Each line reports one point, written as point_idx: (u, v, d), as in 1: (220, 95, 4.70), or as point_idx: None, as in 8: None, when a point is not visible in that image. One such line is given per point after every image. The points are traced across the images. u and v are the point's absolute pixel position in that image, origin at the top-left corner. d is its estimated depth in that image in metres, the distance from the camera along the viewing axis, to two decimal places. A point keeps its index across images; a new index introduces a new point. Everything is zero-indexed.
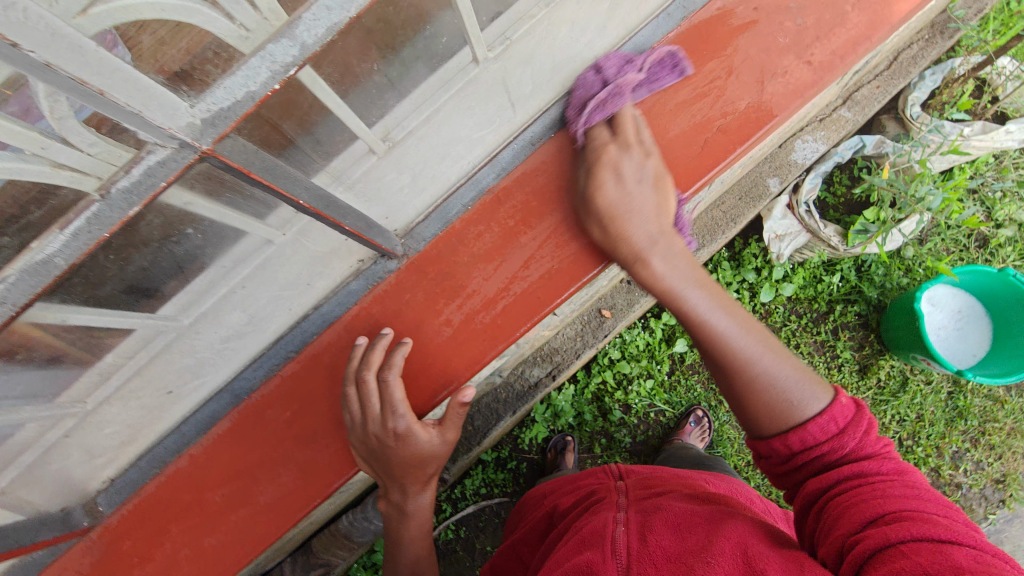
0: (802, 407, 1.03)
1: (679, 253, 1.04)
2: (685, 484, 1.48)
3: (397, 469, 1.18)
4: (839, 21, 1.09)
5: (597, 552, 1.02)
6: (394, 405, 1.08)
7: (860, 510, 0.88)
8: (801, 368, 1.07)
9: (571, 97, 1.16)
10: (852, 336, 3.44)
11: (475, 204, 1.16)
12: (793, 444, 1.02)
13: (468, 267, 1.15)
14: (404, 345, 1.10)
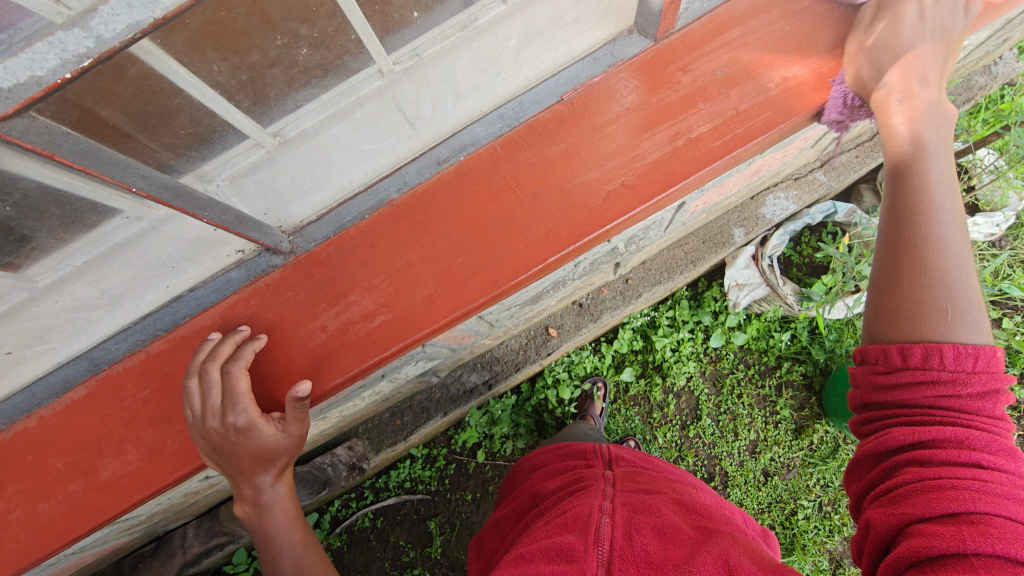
0: (956, 327, 0.98)
1: (936, 136, 1.08)
2: (674, 482, 1.57)
3: (243, 460, 1.20)
4: (761, 97, 1.09)
5: (579, 538, 1.16)
6: (235, 399, 1.07)
7: (940, 497, 0.81)
8: (979, 305, 1.02)
9: (485, 123, 1.15)
10: (794, 395, 3.42)
11: (371, 214, 1.13)
12: (911, 359, 0.96)
13: (354, 275, 1.13)
14: (258, 340, 1.09)
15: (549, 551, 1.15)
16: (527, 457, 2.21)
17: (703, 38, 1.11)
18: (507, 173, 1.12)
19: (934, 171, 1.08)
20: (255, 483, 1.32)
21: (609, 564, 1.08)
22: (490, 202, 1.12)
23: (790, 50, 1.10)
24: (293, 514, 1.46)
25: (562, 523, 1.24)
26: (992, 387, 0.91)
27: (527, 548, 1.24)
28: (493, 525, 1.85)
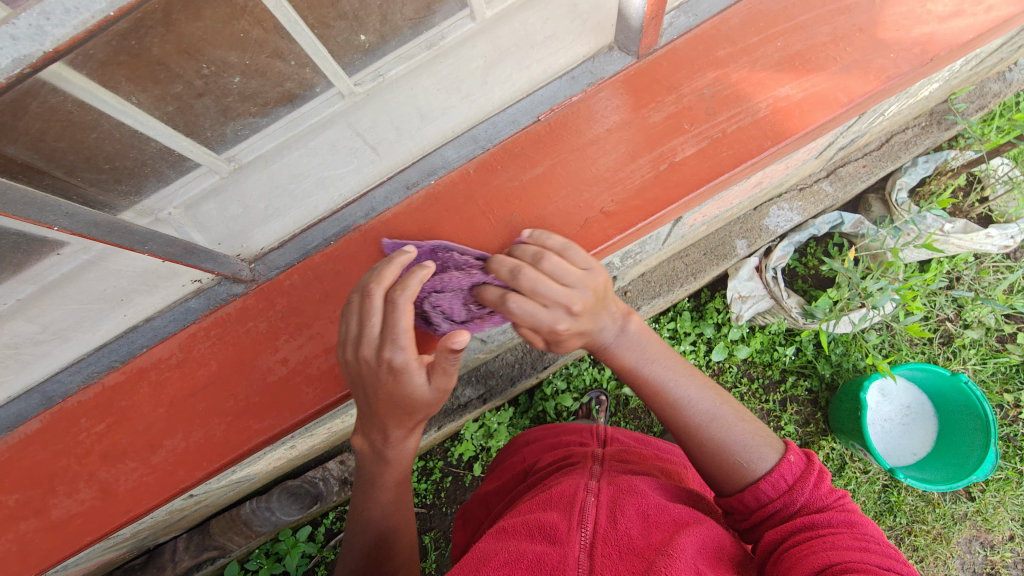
0: (748, 468, 1.02)
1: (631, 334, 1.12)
2: (666, 460, 1.47)
3: (386, 408, 1.02)
4: (752, 119, 1.01)
5: (563, 518, 1.05)
6: (396, 334, 0.92)
7: (808, 561, 0.85)
8: (751, 432, 1.07)
9: (456, 145, 1.08)
10: (798, 410, 3.39)
11: (336, 240, 1.07)
12: (750, 502, 1.00)
13: (317, 306, 1.07)
14: (426, 270, 0.92)
15: (529, 528, 1.04)
16: (525, 431, 2.09)
17: (689, 56, 1.04)
18: (481, 198, 1.06)
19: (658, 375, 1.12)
20: (385, 434, 1.11)
21: (592, 547, 0.97)
22: (461, 230, 1.05)
23: (782, 68, 1.01)
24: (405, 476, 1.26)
25: (543, 501, 1.15)
26: (807, 487, 0.96)
27: (506, 522, 1.13)
28: (481, 497, 1.77)
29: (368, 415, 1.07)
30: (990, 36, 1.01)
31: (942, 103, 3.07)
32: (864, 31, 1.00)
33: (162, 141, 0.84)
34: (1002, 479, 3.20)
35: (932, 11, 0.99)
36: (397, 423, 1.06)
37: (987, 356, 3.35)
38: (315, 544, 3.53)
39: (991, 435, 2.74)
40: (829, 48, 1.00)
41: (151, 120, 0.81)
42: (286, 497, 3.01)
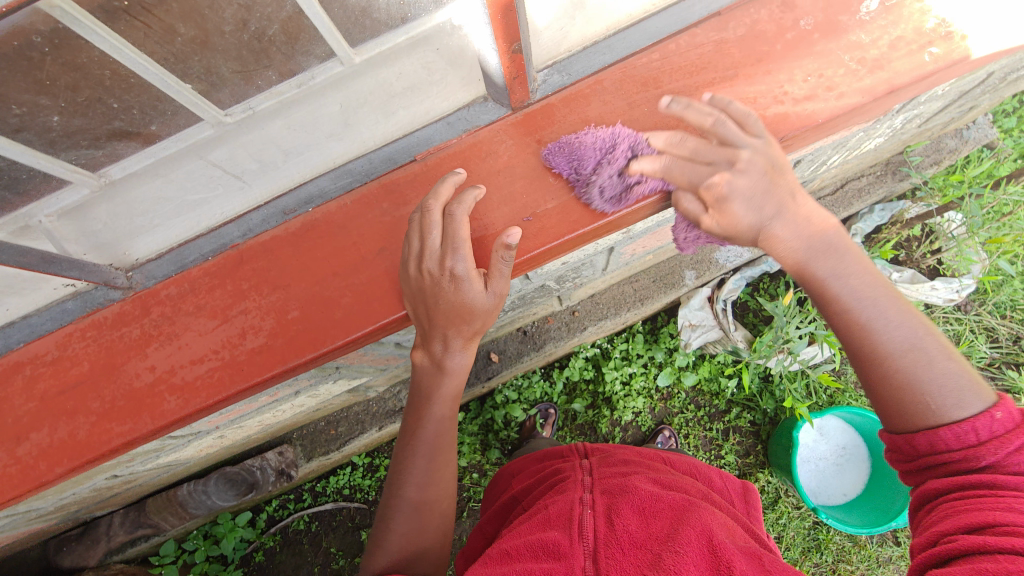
0: (942, 412, 1.00)
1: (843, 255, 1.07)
2: (645, 459, 1.63)
3: (443, 318, 1.11)
4: (610, 180, 1.06)
5: (564, 534, 1.14)
6: (456, 243, 1.01)
7: (969, 519, 0.87)
8: (958, 372, 1.02)
9: (334, 176, 1.11)
10: (740, 441, 3.51)
11: (212, 257, 1.12)
12: (921, 446, 1.01)
13: (189, 317, 1.11)
14: (478, 189, 1.05)
15: (533, 549, 1.12)
16: (505, 466, 2.18)
17: (563, 112, 1.09)
18: (353, 228, 1.10)
19: (843, 285, 1.07)
20: (445, 341, 1.20)
21: (596, 555, 1.08)
22: (332, 257, 1.10)
23: (645, 134, 1.06)
24: (454, 394, 1.40)
25: (542, 522, 1.22)
26: (1000, 446, 0.93)
27: (507, 546, 1.19)
28: (477, 530, 1.82)
29: (425, 329, 1.16)
30: (845, 119, 1.06)
31: (898, 154, 3.11)
32: (719, 105, 1.05)
33: (50, 174, 0.92)
34: None
35: (788, 93, 1.04)
36: (457, 331, 1.16)
37: None
38: (254, 530, 3.59)
39: None
40: (690, 119, 1.05)
41: (55, 161, 0.90)
42: (223, 482, 3.06)
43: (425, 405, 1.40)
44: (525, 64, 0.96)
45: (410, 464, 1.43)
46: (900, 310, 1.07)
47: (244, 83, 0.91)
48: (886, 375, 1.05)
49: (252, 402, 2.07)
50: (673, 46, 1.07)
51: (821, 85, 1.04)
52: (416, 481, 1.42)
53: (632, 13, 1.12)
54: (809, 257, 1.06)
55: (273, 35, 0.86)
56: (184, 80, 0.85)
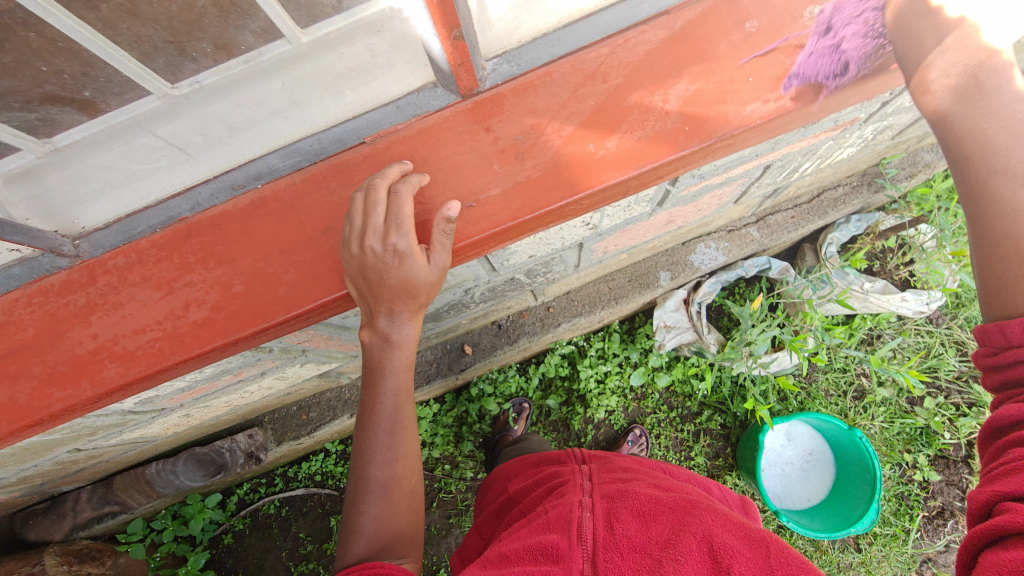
0: None
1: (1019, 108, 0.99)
2: (643, 466, 1.69)
3: (387, 293, 1.13)
4: (552, 169, 1.08)
5: (564, 536, 1.21)
6: (399, 220, 1.03)
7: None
8: None
9: (283, 154, 1.12)
10: (710, 443, 3.55)
11: (160, 229, 1.14)
12: (1014, 336, 1.00)
13: (136, 287, 1.12)
14: (422, 176, 1.07)
15: (534, 552, 1.19)
16: (500, 469, 2.24)
17: (511, 102, 1.10)
18: (301, 206, 1.12)
19: (993, 139, 1.00)
20: (391, 315, 1.22)
21: (594, 557, 1.14)
22: (277, 234, 1.11)
23: (587, 126, 1.08)
24: (408, 363, 1.38)
25: (542, 525, 1.29)
26: None
27: (507, 549, 1.26)
28: (476, 530, 1.91)
29: (369, 304, 1.17)
30: (784, 121, 1.09)
31: (875, 165, 3.11)
32: (660, 101, 1.07)
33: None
34: (889, 535, 3.25)
35: (730, 92, 1.06)
36: (401, 304, 1.19)
37: (895, 415, 3.36)
38: (224, 512, 3.59)
39: (876, 491, 2.82)
40: (633, 114, 1.07)
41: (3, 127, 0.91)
42: (192, 463, 3.07)
43: (377, 380, 1.37)
44: (469, 51, 0.97)
45: (373, 443, 1.42)
46: None
47: (180, 56, 0.90)
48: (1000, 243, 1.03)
49: (215, 382, 2.07)
50: (620, 40, 1.09)
51: (763, 87, 1.06)
52: (381, 459, 1.42)
53: (585, 6, 1.11)
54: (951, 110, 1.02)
55: (203, 7, 0.82)
56: (123, 50, 0.85)
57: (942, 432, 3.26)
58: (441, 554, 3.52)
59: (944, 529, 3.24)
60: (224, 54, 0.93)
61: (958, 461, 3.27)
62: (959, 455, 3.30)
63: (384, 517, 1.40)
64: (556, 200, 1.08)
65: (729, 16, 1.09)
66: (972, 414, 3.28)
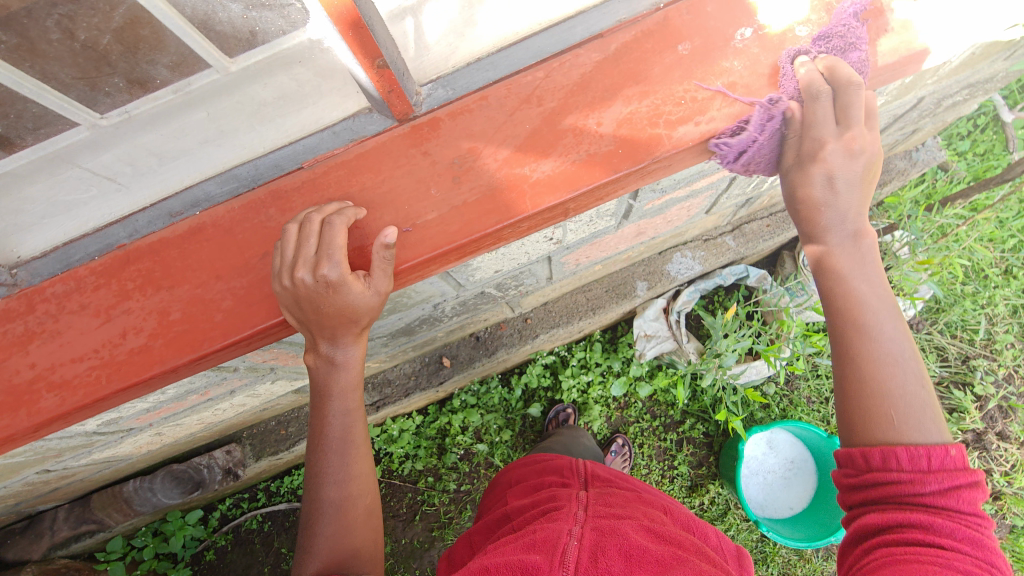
0: (903, 432, 1.10)
1: (863, 250, 1.19)
2: (645, 503, 1.61)
3: (328, 319, 1.13)
4: (488, 192, 1.09)
5: (546, 558, 1.21)
6: (330, 251, 1.02)
7: (905, 569, 0.95)
8: (928, 403, 1.14)
9: (220, 181, 1.13)
10: (693, 452, 3.53)
11: (98, 257, 1.13)
12: (874, 462, 1.09)
13: (73, 316, 1.11)
14: (359, 211, 1.06)
15: (515, 570, 1.19)
16: (506, 470, 2.23)
17: (447, 126, 1.11)
18: (238, 232, 1.11)
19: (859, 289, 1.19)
20: (333, 340, 1.23)
21: None
22: (213, 261, 1.11)
23: (524, 150, 1.08)
24: (356, 383, 1.37)
25: (526, 545, 1.29)
26: (947, 479, 1.02)
27: (488, 563, 1.27)
28: (466, 537, 1.86)
29: (310, 330, 1.17)
30: (717, 141, 1.09)
31: None
32: (589, 124, 1.08)
33: None
34: None
35: (664, 114, 1.07)
36: (344, 329, 1.19)
37: None
38: (206, 528, 3.56)
39: None
40: (568, 137, 1.08)
41: None
42: (170, 480, 3.05)
43: (325, 403, 1.37)
44: (397, 79, 0.97)
45: (324, 464, 1.41)
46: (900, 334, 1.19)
47: (95, 94, 0.93)
48: (864, 376, 1.16)
49: (182, 401, 2.06)
50: (555, 63, 1.09)
51: (692, 109, 1.07)
52: (334, 479, 1.41)
53: (519, 30, 1.14)
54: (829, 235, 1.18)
55: (108, 44, 0.86)
56: (45, 84, 0.88)
57: None
58: (424, 567, 3.50)
59: None
60: (140, 89, 0.95)
61: None
62: None
63: (338, 534, 1.39)
64: (491, 223, 1.08)
65: (663, 39, 1.09)
66: (954, 420, 3.08)
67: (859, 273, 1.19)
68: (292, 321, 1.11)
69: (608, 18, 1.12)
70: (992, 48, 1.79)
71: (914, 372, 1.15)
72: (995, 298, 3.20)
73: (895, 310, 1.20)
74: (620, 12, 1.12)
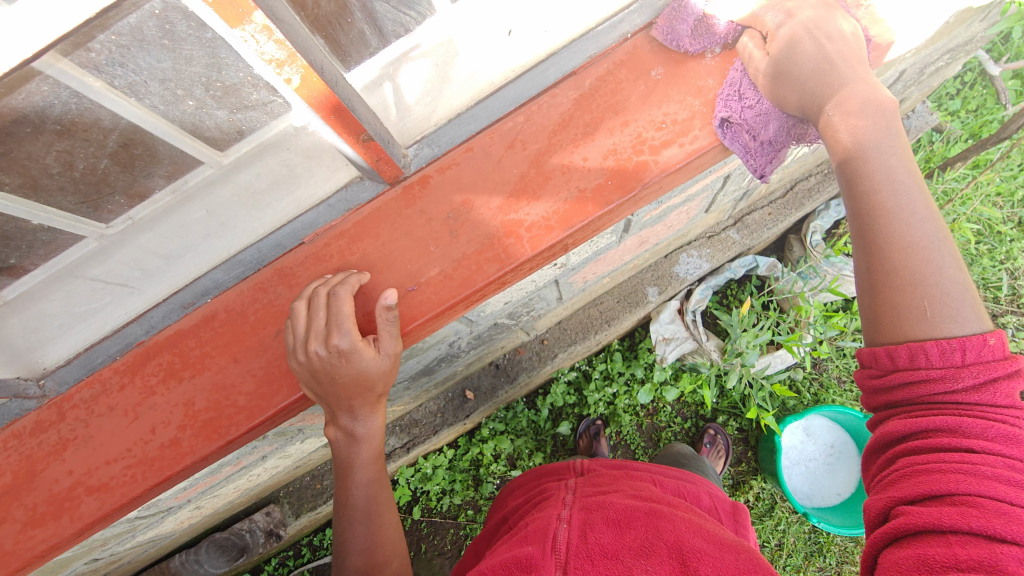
0: (940, 325, 0.98)
1: (879, 121, 1.03)
2: (634, 476, 1.67)
3: (343, 389, 1.15)
4: (486, 242, 1.10)
5: (539, 548, 1.19)
6: (339, 321, 1.05)
7: (925, 481, 0.89)
8: (963, 288, 0.99)
9: (226, 268, 1.16)
10: (730, 449, 3.48)
11: (119, 357, 1.16)
12: (900, 360, 0.99)
13: (103, 418, 1.13)
14: (364, 274, 1.09)
15: (509, 565, 1.16)
16: (506, 487, 2.22)
17: (436, 181, 1.13)
18: (251, 314, 1.14)
19: (883, 166, 1.04)
20: (351, 412, 1.28)
21: (567, 565, 1.12)
22: (229, 346, 1.13)
23: (516, 195, 1.10)
24: (375, 455, 1.43)
25: (521, 539, 1.27)
26: (980, 373, 0.93)
27: (484, 565, 1.23)
28: (472, 548, 1.85)
29: (328, 402, 1.21)
30: (708, 157, 1.10)
31: None
32: (568, 161, 1.09)
33: None
34: None
35: (647, 140, 1.08)
36: (360, 396, 1.22)
37: None
38: None
39: None
40: (556, 176, 1.09)
41: None
42: (215, 549, 3.06)
43: (348, 474, 1.42)
44: (382, 147, 1.00)
45: (350, 533, 1.46)
46: (928, 209, 1.04)
47: (95, 210, 0.99)
48: (892, 265, 1.03)
49: (216, 474, 2.07)
50: (533, 107, 1.11)
51: (675, 131, 1.08)
52: (359, 548, 1.45)
53: (493, 80, 1.16)
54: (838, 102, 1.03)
55: (106, 167, 0.92)
56: (51, 208, 0.93)
57: None
58: None
59: None
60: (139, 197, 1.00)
61: None
62: None
63: None
64: (492, 271, 1.09)
65: (635, 68, 1.11)
66: None
67: (889, 151, 1.04)
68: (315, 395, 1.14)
69: (579, 55, 1.13)
70: (966, 14, 1.79)
71: (951, 255, 1.01)
72: (1013, 252, 3.13)
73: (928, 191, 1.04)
74: (589, 48, 1.14)
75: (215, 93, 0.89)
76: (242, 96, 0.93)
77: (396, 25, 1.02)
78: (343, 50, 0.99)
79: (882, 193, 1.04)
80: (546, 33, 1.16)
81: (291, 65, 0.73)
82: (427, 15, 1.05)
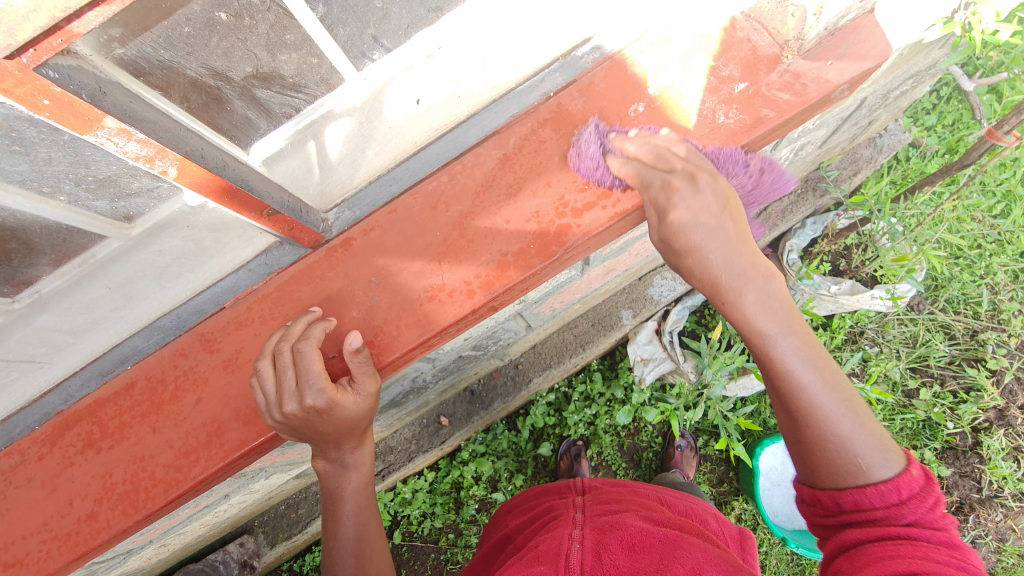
0: (871, 473, 0.99)
1: (737, 260, 1.02)
2: (640, 493, 1.60)
3: (324, 432, 1.10)
4: (408, 306, 1.07)
5: (551, 568, 1.11)
6: (310, 379, 0.98)
7: (890, 565, 0.88)
8: (875, 431, 1.02)
9: (145, 334, 1.15)
10: (712, 469, 3.37)
11: (33, 428, 1.12)
12: (846, 503, 1.00)
13: (17, 490, 1.08)
14: (328, 321, 1.04)
15: None
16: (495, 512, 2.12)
17: (360, 243, 1.10)
18: (170, 382, 1.10)
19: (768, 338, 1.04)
20: (339, 448, 1.25)
21: None
22: (142, 417, 1.09)
23: (438, 258, 1.07)
24: (367, 482, 1.39)
25: (530, 560, 1.19)
26: (920, 505, 0.95)
27: None
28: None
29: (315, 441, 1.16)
30: (631, 218, 1.07)
31: (814, 170, 3.03)
32: (486, 224, 1.07)
33: None
34: None
35: (569, 203, 1.05)
36: (345, 434, 1.17)
37: (894, 412, 2.97)
38: None
39: None
40: (478, 239, 1.06)
41: None
42: None
43: (337, 508, 1.37)
44: (293, 219, 0.98)
45: (338, 568, 1.41)
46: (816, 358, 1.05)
47: None
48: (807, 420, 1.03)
49: (173, 516, 2.04)
50: (456, 167, 1.09)
51: (596, 193, 1.05)
52: None
53: (417, 139, 1.17)
54: (719, 278, 1.02)
55: None
56: None
57: (944, 422, 2.91)
58: None
59: (967, 524, 2.84)
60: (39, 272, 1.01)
61: (967, 451, 2.89)
62: (967, 444, 2.92)
63: None
64: (413, 340, 1.06)
65: (559, 126, 1.09)
66: (971, 399, 2.93)
67: (752, 299, 1.02)
68: (245, 459, 1.11)
69: (500, 115, 1.14)
70: (918, 46, 1.77)
71: (847, 394, 1.03)
72: (993, 267, 3.08)
73: (808, 327, 1.05)
74: (511, 108, 1.14)
75: (89, 186, 0.93)
76: (122, 186, 0.97)
77: (285, 106, 1.04)
78: (232, 135, 1.01)
79: (771, 345, 1.03)
80: (458, 97, 1.16)
81: (164, 159, 0.77)
82: (336, 84, 1.06)
